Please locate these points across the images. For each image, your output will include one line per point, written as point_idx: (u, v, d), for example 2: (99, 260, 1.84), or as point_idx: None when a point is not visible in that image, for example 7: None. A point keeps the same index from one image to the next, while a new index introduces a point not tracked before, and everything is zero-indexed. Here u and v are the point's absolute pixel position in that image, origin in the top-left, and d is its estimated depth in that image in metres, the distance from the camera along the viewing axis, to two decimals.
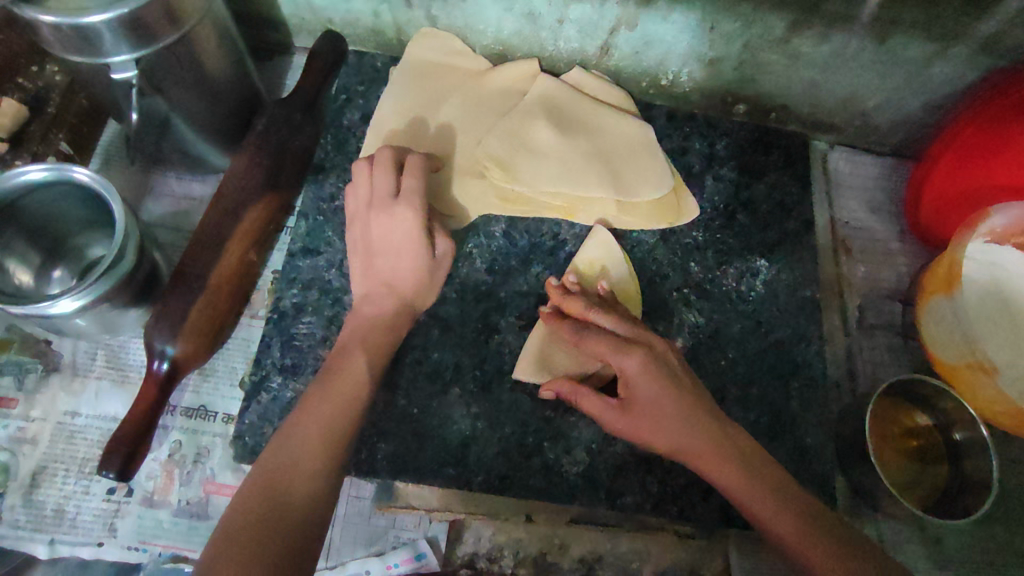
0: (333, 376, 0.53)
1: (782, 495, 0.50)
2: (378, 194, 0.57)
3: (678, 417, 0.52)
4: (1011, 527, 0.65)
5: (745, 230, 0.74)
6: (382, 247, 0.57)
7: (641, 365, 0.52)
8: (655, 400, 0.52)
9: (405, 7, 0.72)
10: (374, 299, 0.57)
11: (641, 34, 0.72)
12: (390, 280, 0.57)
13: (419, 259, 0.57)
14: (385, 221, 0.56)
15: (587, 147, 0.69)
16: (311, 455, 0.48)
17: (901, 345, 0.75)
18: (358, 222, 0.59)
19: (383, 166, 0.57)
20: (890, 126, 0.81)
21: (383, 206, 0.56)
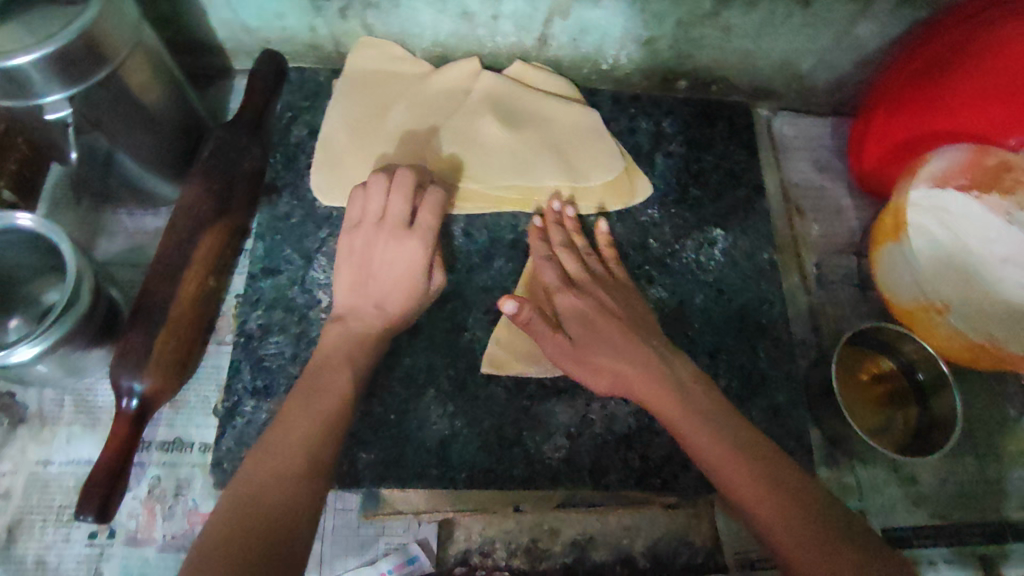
0: (320, 383, 0.54)
1: (743, 454, 0.50)
2: (390, 218, 0.59)
3: (623, 336, 0.57)
4: (982, 459, 0.67)
5: (699, 202, 0.75)
6: (382, 271, 0.59)
7: (577, 300, 0.59)
8: (593, 332, 0.57)
9: (339, 19, 0.72)
10: (361, 316, 0.58)
11: (576, 22, 0.73)
12: (381, 302, 0.58)
13: (416, 290, 0.59)
14: (394, 246, 0.58)
15: (537, 137, 0.71)
16: (296, 466, 0.48)
17: (861, 296, 0.76)
18: (363, 233, 0.60)
19: (401, 191, 0.59)
20: (827, 86, 0.83)
21: (396, 232, 0.58)
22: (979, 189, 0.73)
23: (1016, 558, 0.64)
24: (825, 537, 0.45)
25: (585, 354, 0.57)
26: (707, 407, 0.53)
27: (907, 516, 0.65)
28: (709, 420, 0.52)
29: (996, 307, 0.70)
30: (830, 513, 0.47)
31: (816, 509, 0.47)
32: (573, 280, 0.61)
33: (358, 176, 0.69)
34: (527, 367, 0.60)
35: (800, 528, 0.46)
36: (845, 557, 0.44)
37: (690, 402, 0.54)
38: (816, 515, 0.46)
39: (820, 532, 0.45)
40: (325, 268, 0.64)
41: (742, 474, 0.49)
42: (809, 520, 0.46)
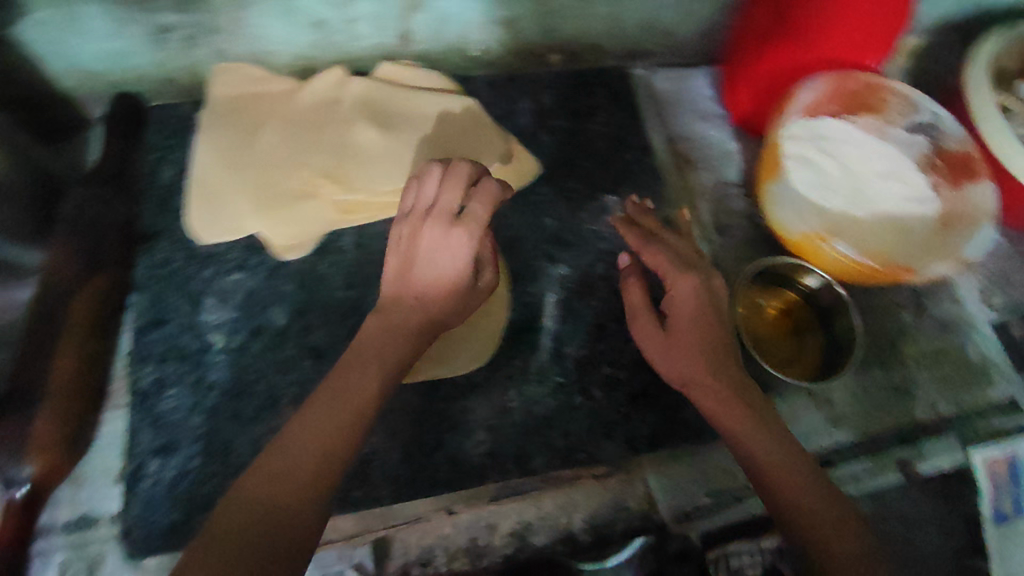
0: (341, 382, 0.47)
1: (752, 422, 0.51)
2: (438, 209, 0.51)
3: (687, 337, 0.54)
4: (887, 368, 0.70)
5: (589, 171, 0.76)
6: (427, 261, 0.52)
7: (693, 289, 0.55)
8: (685, 347, 0.54)
9: (187, 49, 0.69)
10: (400, 308, 0.52)
11: (433, 14, 0.71)
12: (421, 293, 0.52)
13: (461, 284, 0.52)
14: (441, 238, 0.51)
15: (415, 137, 0.69)
16: (306, 474, 0.43)
17: (758, 235, 0.78)
18: (406, 222, 0.52)
19: (456, 184, 0.51)
20: (695, 36, 0.84)
21: (440, 220, 0.50)
22: (849, 112, 0.76)
23: (929, 455, 0.67)
24: (817, 503, 0.48)
25: (672, 352, 0.55)
26: (727, 378, 0.52)
27: (828, 438, 0.67)
28: (722, 391, 0.52)
29: (884, 221, 0.72)
30: (819, 477, 0.50)
31: (810, 474, 0.50)
32: (687, 263, 0.57)
33: (234, 208, 0.66)
34: (440, 369, 0.60)
35: (800, 496, 0.48)
36: (835, 520, 0.48)
37: (721, 364, 0.53)
38: (812, 481, 0.49)
39: (816, 499, 0.48)
40: (216, 309, 0.62)
41: (773, 460, 0.49)
42: (806, 489, 0.49)
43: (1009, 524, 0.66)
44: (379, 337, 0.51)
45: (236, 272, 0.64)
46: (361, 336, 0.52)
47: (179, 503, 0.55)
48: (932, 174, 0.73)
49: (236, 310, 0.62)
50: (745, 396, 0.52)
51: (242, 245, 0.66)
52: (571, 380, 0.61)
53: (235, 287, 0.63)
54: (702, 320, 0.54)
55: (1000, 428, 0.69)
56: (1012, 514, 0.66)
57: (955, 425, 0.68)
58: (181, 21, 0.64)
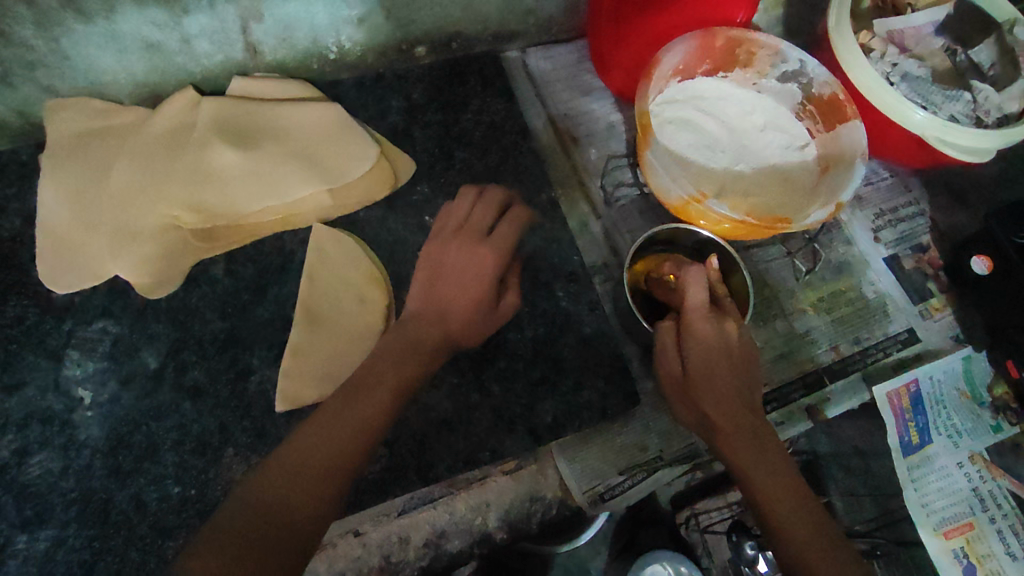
0: (375, 372, 0.51)
1: (742, 416, 0.53)
2: (471, 225, 0.59)
3: (724, 365, 0.54)
4: (788, 316, 0.70)
5: (467, 163, 0.74)
6: (455, 272, 0.56)
7: (715, 330, 0.55)
8: (710, 380, 0.54)
9: (9, 88, 0.63)
10: (422, 321, 0.55)
11: (275, 21, 0.68)
12: (445, 313, 0.55)
13: (479, 302, 0.55)
14: (469, 251, 0.57)
15: (279, 150, 0.66)
16: (324, 465, 0.46)
17: (646, 204, 0.78)
18: (438, 240, 0.58)
19: (491, 206, 0.60)
20: (558, 13, 0.83)
21: (472, 236, 0.58)
22: (722, 70, 0.77)
23: (835, 399, 0.68)
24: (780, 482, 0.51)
25: (695, 389, 0.54)
26: (738, 389, 0.54)
27: None
28: (726, 398, 0.53)
29: (762, 175, 0.72)
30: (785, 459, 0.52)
31: (776, 455, 0.52)
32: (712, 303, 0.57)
33: (92, 254, 0.61)
34: (324, 390, 0.58)
35: (760, 475, 0.51)
36: (792, 496, 0.50)
37: (732, 374, 0.54)
38: (774, 463, 0.52)
39: (775, 478, 0.51)
40: (80, 362, 0.58)
41: (766, 476, 0.51)
42: (769, 470, 0.51)
43: (916, 453, 0.67)
44: (400, 336, 0.54)
45: (100, 319, 0.60)
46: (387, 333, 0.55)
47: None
48: (808, 121, 0.75)
49: (103, 358, 0.59)
50: (743, 395, 0.54)
51: (104, 290, 0.62)
52: (466, 379, 0.59)
53: (100, 335, 0.60)
54: (733, 358, 0.54)
55: (898, 359, 0.70)
56: (919, 442, 0.68)
57: (857, 364, 0.69)
58: None
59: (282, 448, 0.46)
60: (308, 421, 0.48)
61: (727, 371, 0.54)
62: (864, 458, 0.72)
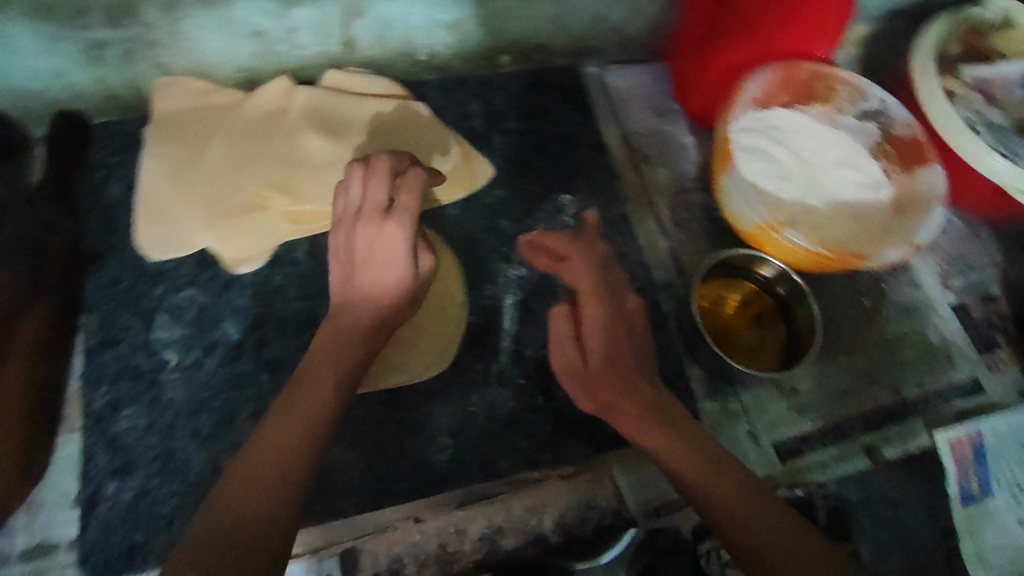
0: (311, 382, 0.49)
1: (649, 416, 0.53)
2: (370, 204, 0.55)
3: (621, 388, 0.54)
4: (852, 354, 0.71)
5: (541, 171, 0.76)
6: (376, 257, 0.55)
7: (601, 318, 0.55)
8: (622, 392, 0.54)
9: (125, 64, 0.67)
10: (350, 309, 0.54)
11: (375, 20, 0.70)
12: (371, 294, 0.54)
13: (404, 277, 0.55)
14: (373, 235, 0.54)
15: (367, 148, 0.69)
16: (271, 480, 0.44)
17: (716, 228, 0.78)
18: (344, 225, 0.56)
19: (382, 176, 0.55)
20: (644, 34, 0.84)
21: (371, 220, 0.54)
22: (799, 102, 0.77)
23: (892, 440, 0.67)
24: (720, 480, 0.51)
25: (604, 388, 0.54)
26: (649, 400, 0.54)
27: (794, 426, 0.67)
28: (641, 403, 0.54)
29: (834, 211, 0.73)
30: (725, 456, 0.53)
31: (704, 450, 0.53)
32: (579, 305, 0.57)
33: (183, 226, 0.65)
34: (394, 378, 0.59)
35: (696, 467, 0.51)
36: (734, 486, 0.51)
37: (619, 387, 0.54)
38: (704, 449, 0.53)
39: (711, 475, 0.51)
40: (168, 327, 0.62)
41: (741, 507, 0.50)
42: (701, 466, 0.51)
43: (975, 503, 0.66)
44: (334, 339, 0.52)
45: (188, 287, 0.64)
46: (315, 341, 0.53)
47: (139, 526, 0.54)
48: (884, 162, 0.75)
49: (190, 326, 0.62)
50: (639, 405, 0.53)
51: (193, 261, 0.65)
52: (532, 380, 0.62)
53: (187, 303, 0.63)
54: (619, 332, 0.56)
55: (962, 410, 0.70)
56: (978, 493, 0.66)
57: (918, 408, 0.69)
58: (114, 35, 0.62)
59: (237, 463, 0.45)
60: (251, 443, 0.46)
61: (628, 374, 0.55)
62: (896, 510, 0.65)
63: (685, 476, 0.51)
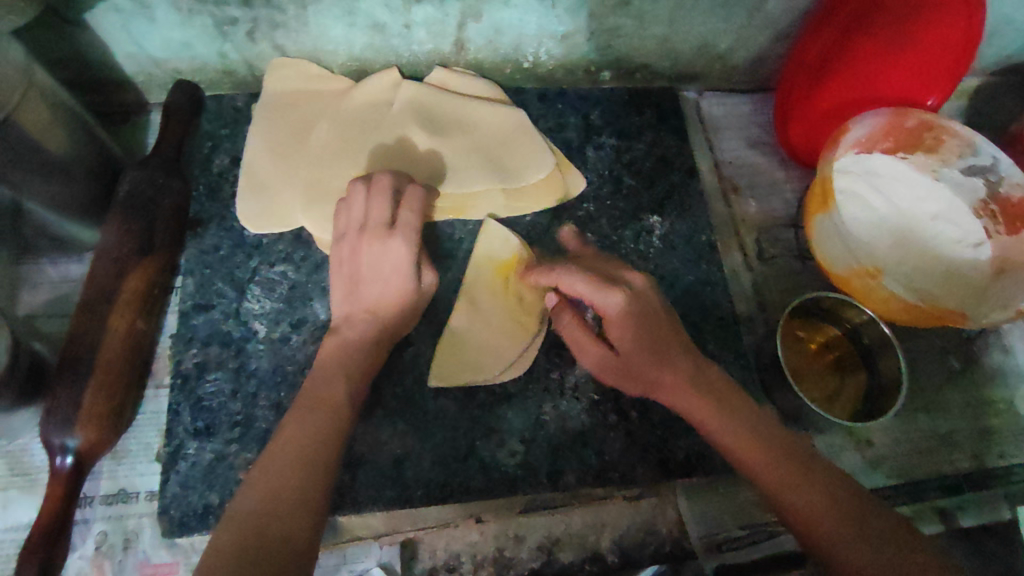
0: (306, 405, 0.53)
1: (731, 415, 0.54)
2: (372, 223, 0.58)
3: (651, 348, 0.55)
4: (934, 418, 0.68)
5: (634, 191, 0.74)
6: (371, 274, 0.58)
7: (624, 304, 0.54)
8: (641, 352, 0.56)
9: (248, 42, 0.69)
10: (354, 324, 0.58)
11: (489, 24, 0.71)
12: (371, 306, 0.58)
13: (404, 289, 0.58)
14: (380, 249, 0.57)
15: (464, 145, 0.69)
16: (289, 491, 0.47)
17: (802, 267, 0.77)
18: (346, 242, 0.59)
19: (383, 193, 0.58)
20: (749, 64, 0.83)
21: (377, 235, 0.57)
22: (904, 150, 0.74)
23: (972, 510, 0.66)
24: (795, 473, 0.50)
25: (638, 369, 0.57)
26: (688, 370, 0.56)
27: (867, 480, 0.66)
28: (741, 415, 0.54)
29: (928, 265, 0.70)
30: (789, 446, 0.53)
31: (778, 447, 0.52)
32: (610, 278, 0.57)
33: (284, 203, 0.66)
34: (472, 377, 0.60)
35: (773, 471, 0.51)
36: (806, 483, 0.50)
37: (687, 376, 0.56)
38: (783, 450, 0.52)
39: (791, 475, 0.50)
40: (260, 299, 0.63)
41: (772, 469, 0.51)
42: (780, 466, 0.51)
43: None
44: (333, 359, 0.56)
45: (281, 263, 0.65)
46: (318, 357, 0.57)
47: (215, 487, 0.56)
48: (987, 221, 0.72)
49: (280, 301, 0.63)
50: (723, 401, 0.55)
51: (289, 238, 0.66)
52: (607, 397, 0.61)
53: (280, 278, 0.64)
54: (620, 359, 0.57)
55: None
56: None
57: (1000, 479, 0.67)
58: (244, 14, 0.65)
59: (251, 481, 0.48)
60: (260, 463, 0.49)
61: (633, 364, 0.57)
62: None
63: (767, 474, 0.51)
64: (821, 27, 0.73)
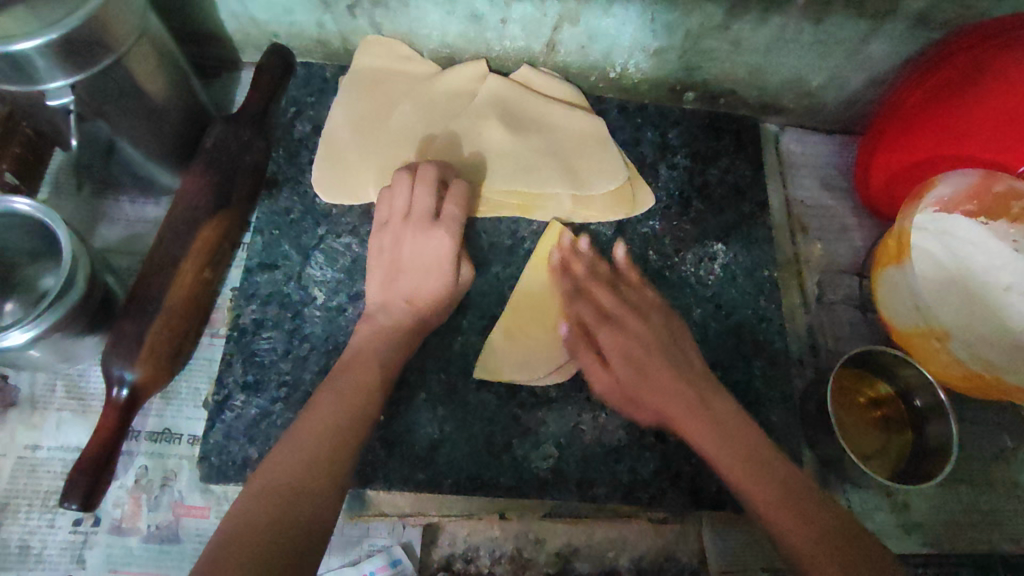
0: (349, 373, 0.54)
1: (747, 457, 0.51)
2: (417, 211, 0.59)
3: (661, 350, 0.57)
4: (975, 488, 0.68)
5: (702, 216, 0.73)
6: (412, 261, 0.59)
7: (613, 338, 0.58)
8: (630, 346, 0.57)
9: (348, 16, 0.70)
10: (390, 310, 0.59)
11: (585, 30, 0.71)
12: (409, 295, 0.59)
13: (442, 282, 0.59)
14: (423, 238, 0.59)
15: (541, 145, 0.68)
16: (325, 451, 0.49)
17: (860, 317, 0.76)
18: (389, 229, 0.60)
19: (428, 185, 0.59)
20: (837, 105, 0.81)
21: (421, 225, 0.59)
22: (986, 215, 0.71)
23: None
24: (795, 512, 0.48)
25: (633, 393, 0.56)
26: (671, 379, 0.55)
27: (896, 542, 0.66)
28: (728, 429, 0.53)
29: (995, 334, 0.68)
30: (827, 515, 0.48)
31: (819, 516, 0.48)
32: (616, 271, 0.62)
33: (357, 178, 0.67)
34: (517, 375, 0.61)
35: (772, 499, 0.49)
36: (800, 509, 0.48)
37: (694, 405, 0.54)
38: (797, 496, 0.49)
39: (787, 498, 0.49)
40: (322, 267, 0.65)
41: (762, 490, 0.49)
42: (776, 500, 0.49)
43: None
44: (371, 339, 0.57)
45: (347, 235, 0.66)
46: (353, 339, 0.58)
47: (256, 441, 0.58)
48: None
49: (341, 272, 0.65)
50: (725, 431, 0.53)
51: (357, 212, 0.68)
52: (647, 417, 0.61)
53: (344, 249, 0.66)
54: (650, 342, 0.57)
55: None
56: None
57: None
58: None
59: (292, 433, 0.50)
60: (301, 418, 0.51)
61: (661, 348, 0.57)
62: None
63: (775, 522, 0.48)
64: (939, 66, 0.69)
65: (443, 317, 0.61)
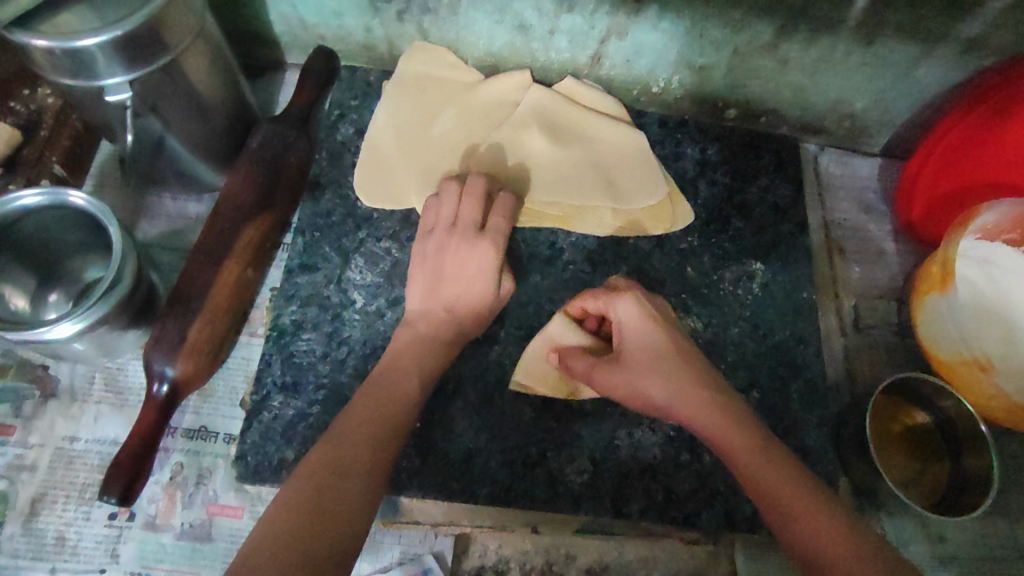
0: (386, 380, 0.54)
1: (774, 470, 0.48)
2: (463, 222, 0.59)
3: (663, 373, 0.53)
4: (1011, 523, 0.67)
5: (740, 233, 0.73)
6: (452, 274, 0.59)
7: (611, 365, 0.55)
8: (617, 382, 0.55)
9: (395, 22, 0.71)
10: (430, 316, 0.59)
11: (631, 43, 0.70)
12: (450, 303, 0.59)
13: (484, 293, 0.59)
14: (467, 249, 0.59)
15: (583, 158, 0.68)
16: (363, 455, 0.49)
17: (898, 343, 0.75)
18: (433, 238, 0.60)
19: (474, 197, 0.60)
20: (880, 127, 0.80)
21: (467, 237, 0.59)
22: None
23: None
24: None
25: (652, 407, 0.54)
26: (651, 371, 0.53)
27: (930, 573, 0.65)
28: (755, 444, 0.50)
29: None
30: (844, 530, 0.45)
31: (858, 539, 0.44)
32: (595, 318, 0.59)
33: (399, 183, 0.68)
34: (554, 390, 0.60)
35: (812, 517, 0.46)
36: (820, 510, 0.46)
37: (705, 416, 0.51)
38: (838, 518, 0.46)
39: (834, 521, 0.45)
40: (362, 270, 0.65)
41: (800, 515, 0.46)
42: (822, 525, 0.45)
43: None
44: (411, 344, 0.57)
45: (387, 239, 0.66)
46: (393, 343, 0.58)
47: (292, 443, 0.58)
48: None
49: (380, 276, 0.65)
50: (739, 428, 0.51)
51: (398, 217, 0.68)
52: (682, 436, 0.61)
53: (384, 254, 0.66)
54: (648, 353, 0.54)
55: None
56: None
57: None
58: None
59: (331, 432, 0.50)
60: (339, 420, 0.52)
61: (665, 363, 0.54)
62: None
63: None
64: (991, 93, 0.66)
65: (481, 328, 0.61)
